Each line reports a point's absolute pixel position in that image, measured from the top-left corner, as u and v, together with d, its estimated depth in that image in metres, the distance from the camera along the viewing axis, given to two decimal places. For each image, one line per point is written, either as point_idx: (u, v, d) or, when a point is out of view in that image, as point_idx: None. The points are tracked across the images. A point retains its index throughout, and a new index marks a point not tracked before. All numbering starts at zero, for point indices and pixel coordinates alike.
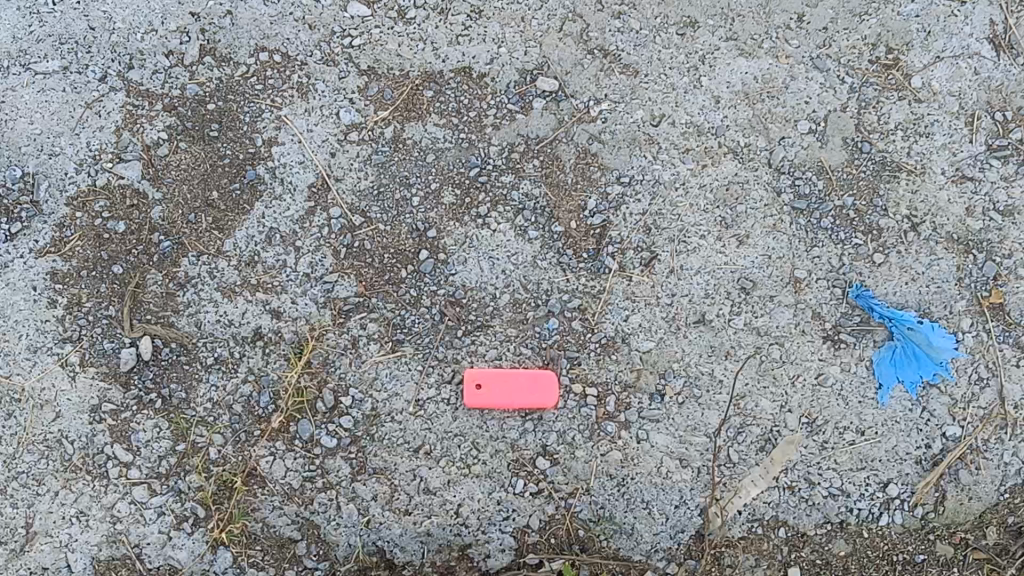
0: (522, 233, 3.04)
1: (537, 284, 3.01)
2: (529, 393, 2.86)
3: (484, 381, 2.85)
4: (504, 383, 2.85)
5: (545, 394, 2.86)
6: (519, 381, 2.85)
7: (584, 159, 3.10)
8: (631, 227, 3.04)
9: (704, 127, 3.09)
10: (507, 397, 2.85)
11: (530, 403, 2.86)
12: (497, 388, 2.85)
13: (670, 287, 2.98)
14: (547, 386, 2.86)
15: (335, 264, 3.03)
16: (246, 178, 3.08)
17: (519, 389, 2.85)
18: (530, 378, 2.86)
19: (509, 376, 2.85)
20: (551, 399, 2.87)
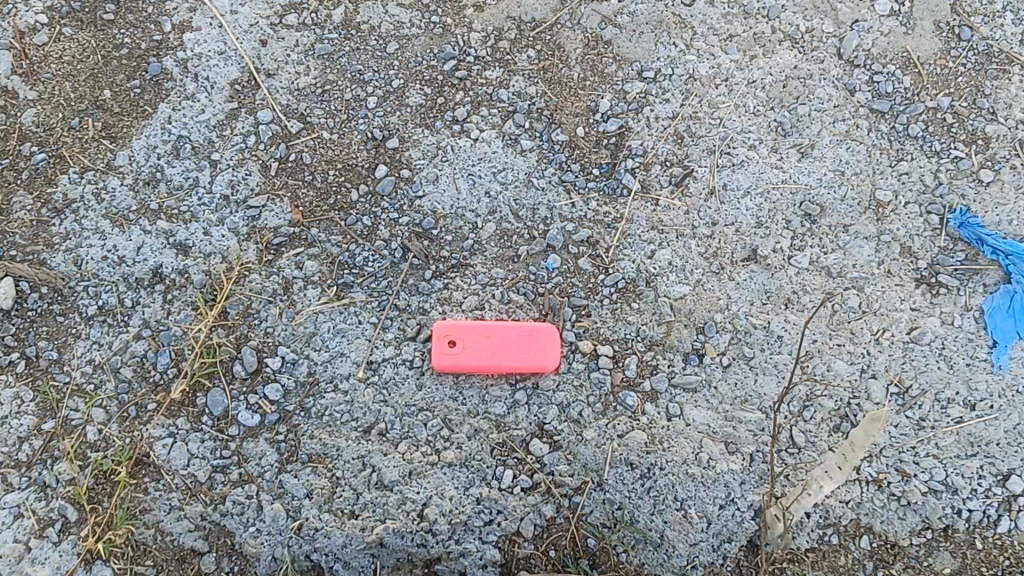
0: (513, 144, 2.30)
1: (532, 211, 2.25)
2: (522, 350, 2.08)
3: (460, 335, 2.09)
4: (487, 337, 2.09)
5: (544, 353, 2.09)
6: (508, 334, 2.09)
7: (595, 49, 2.38)
8: (656, 135, 2.30)
9: (753, 9, 2.38)
10: (491, 355, 2.08)
11: (523, 364, 2.08)
12: (477, 344, 2.08)
13: (710, 213, 2.22)
14: (546, 341, 2.09)
15: (265, 184, 2.29)
16: (146, 75, 2.37)
17: (508, 345, 2.08)
18: (523, 330, 2.10)
19: (494, 329, 2.10)
20: (552, 359, 2.09)
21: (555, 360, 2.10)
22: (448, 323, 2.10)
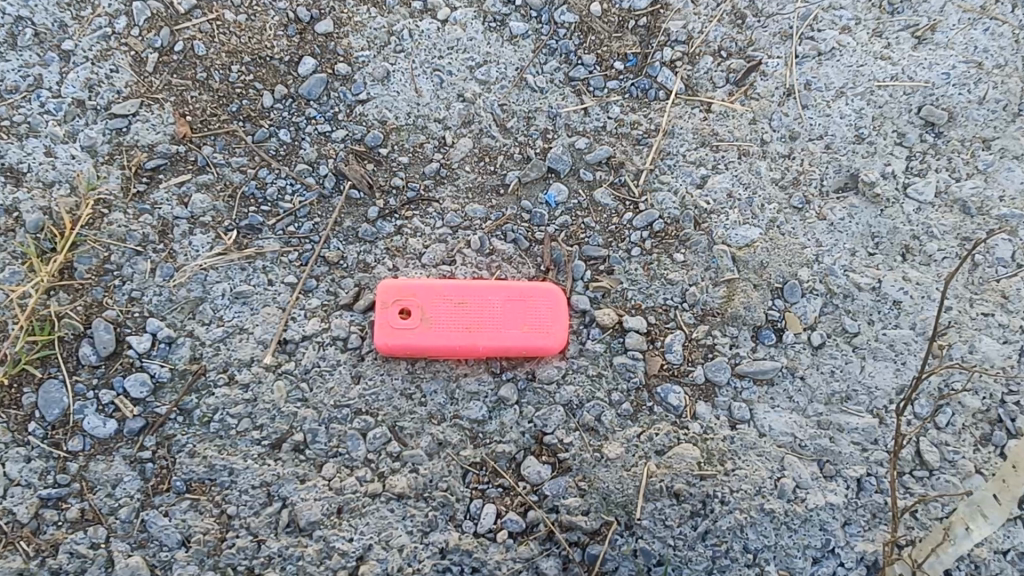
0: (499, 28, 1.58)
1: (526, 120, 1.54)
2: (511, 324, 1.37)
3: (416, 301, 1.37)
4: (457, 304, 1.37)
5: (543, 328, 1.38)
6: (489, 300, 1.38)
7: None
8: (707, 14, 1.57)
9: None
10: (464, 331, 1.37)
11: (513, 344, 1.37)
12: (443, 314, 1.37)
13: (788, 122, 1.51)
14: (546, 311, 1.38)
15: (139, 84, 1.57)
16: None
17: (489, 316, 1.37)
18: (512, 294, 1.38)
19: (468, 290, 1.38)
20: (555, 337, 1.38)
21: (562, 339, 1.38)
22: (397, 283, 1.38)
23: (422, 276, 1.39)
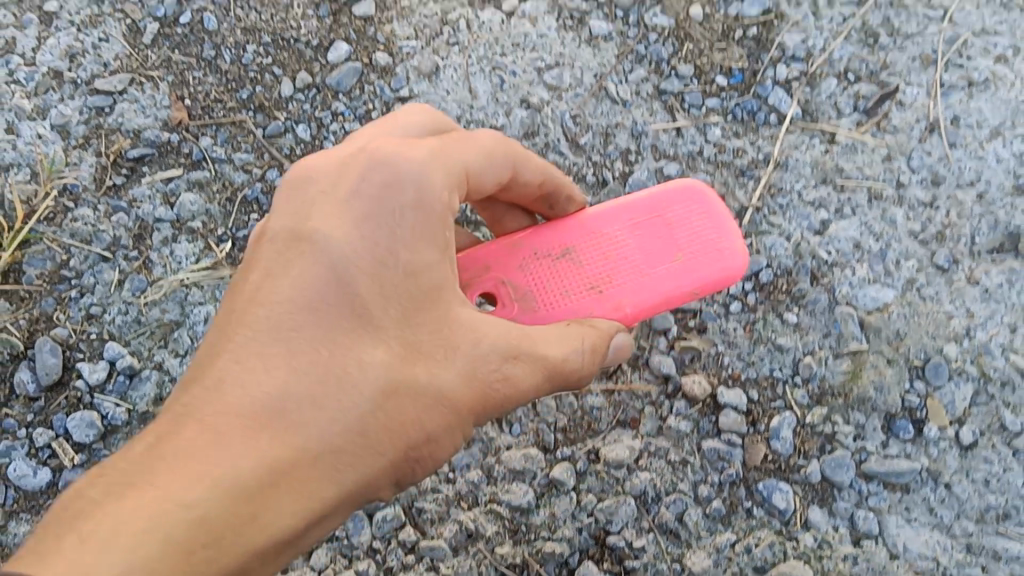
0: (575, 27, 1.29)
1: (603, 137, 1.24)
2: (656, 250, 0.93)
3: (479, 274, 0.93)
4: (554, 258, 0.93)
5: (709, 241, 0.93)
6: (602, 229, 0.94)
7: None
8: (831, 29, 1.29)
9: None
10: (588, 291, 0.91)
11: (669, 285, 0.91)
12: (544, 271, 0.93)
13: (930, 162, 1.21)
14: (699, 215, 0.94)
15: (132, 57, 1.27)
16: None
17: (610, 254, 0.93)
18: (632, 208, 0.94)
19: (564, 233, 0.94)
20: (731, 251, 0.92)
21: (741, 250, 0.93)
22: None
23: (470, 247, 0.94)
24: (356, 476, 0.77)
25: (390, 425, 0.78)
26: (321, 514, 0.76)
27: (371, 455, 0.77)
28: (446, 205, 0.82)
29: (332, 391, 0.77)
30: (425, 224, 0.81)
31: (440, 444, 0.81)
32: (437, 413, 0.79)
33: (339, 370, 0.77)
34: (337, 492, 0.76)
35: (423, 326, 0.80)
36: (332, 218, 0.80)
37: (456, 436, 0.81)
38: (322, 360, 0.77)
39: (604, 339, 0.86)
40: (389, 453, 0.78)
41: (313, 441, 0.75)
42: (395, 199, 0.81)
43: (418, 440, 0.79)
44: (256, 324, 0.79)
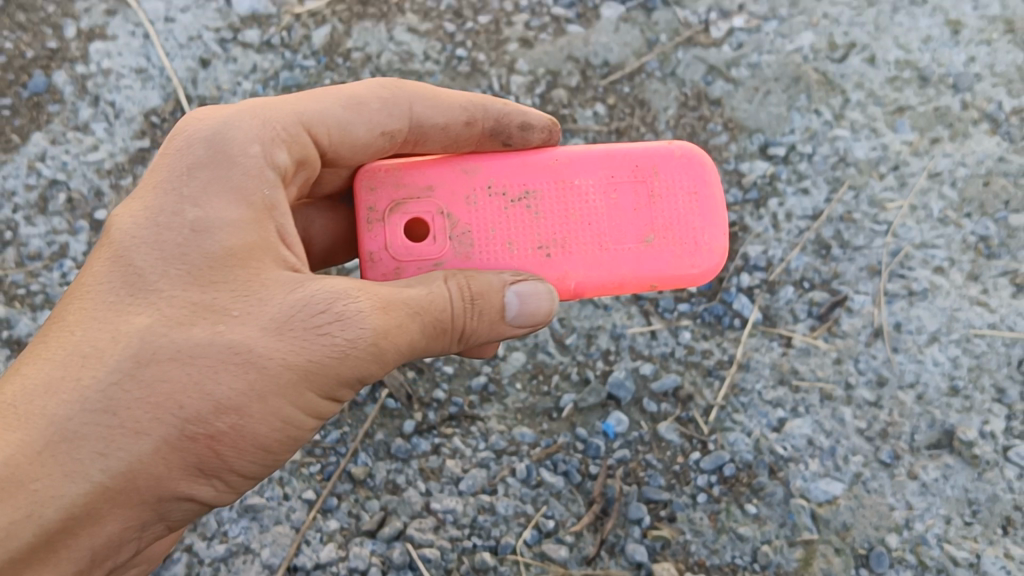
0: None
1: (587, 338, 1.38)
2: (631, 230, 1.00)
3: (429, 194, 1.00)
4: (515, 196, 1.00)
5: (691, 233, 1.00)
6: (577, 181, 1.00)
7: (695, 111, 1.56)
8: (788, 241, 1.46)
9: (933, 75, 1.58)
10: (535, 251, 0.99)
11: (619, 266, 0.99)
12: (494, 219, 1.00)
13: (876, 365, 1.38)
14: (685, 197, 1.00)
15: None
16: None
17: (577, 214, 1.00)
18: (615, 168, 1.00)
19: (526, 175, 1.01)
20: (708, 251, 1.00)
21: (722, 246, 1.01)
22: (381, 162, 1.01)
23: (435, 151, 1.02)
24: (82, 474, 0.84)
25: (159, 395, 0.85)
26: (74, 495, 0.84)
27: (112, 442, 0.84)
28: (256, 162, 0.93)
29: (77, 366, 0.86)
30: (209, 199, 0.90)
31: (242, 413, 0.87)
32: (217, 377, 0.86)
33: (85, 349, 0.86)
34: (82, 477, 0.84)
35: (205, 286, 0.88)
36: (108, 217, 0.92)
37: (252, 406, 0.87)
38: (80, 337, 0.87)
39: (477, 289, 0.94)
40: (169, 426, 0.85)
41: (37, 427, 0.84)
42: (188, 159, 0.91)
43: (201, 412, 0.86)
44: (57, 317, 0.90)
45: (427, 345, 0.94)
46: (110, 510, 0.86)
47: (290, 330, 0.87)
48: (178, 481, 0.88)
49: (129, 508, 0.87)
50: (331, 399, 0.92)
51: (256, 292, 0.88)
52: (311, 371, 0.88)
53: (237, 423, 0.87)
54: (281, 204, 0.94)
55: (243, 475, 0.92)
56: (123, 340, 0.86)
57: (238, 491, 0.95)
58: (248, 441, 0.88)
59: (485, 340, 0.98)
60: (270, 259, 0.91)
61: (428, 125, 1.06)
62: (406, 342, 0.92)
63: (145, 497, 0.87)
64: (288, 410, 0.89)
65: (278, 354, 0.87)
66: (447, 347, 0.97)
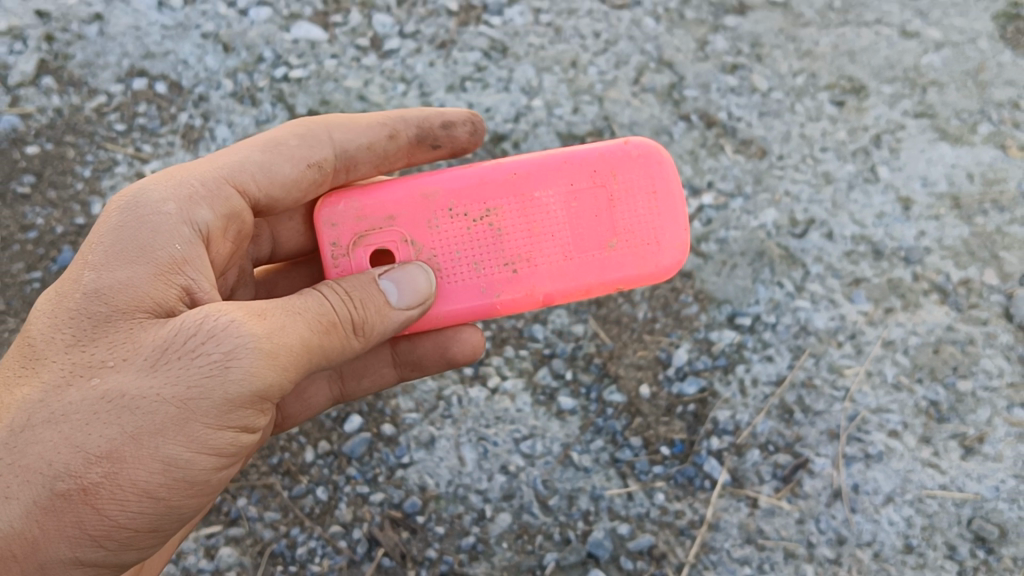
0: (546, 401, 1.60)
1: (568, 499, 1.56)
2: (594, 235, 1.27)
3: (390, 224, 1.28)
4: (472, 216, 1.28)
5: (651, 231, 1.27)
6: (535, 194, 1.27)
7: (669, 282, 1.67)
8: (754, 406, 1.60)
9: (887, 249, 1.70)
10: (502, 268, 1.28)
11: (580, 272, 1.27)
12: (452, 233, 1.28)
13: (835, 524, 1.55)
14: (644, 198, 1.27)
15: None
16: (30, 239, 1.84)
17: (533, 224, 1.27)
18: (574, 175, 1.27)
19: (484, 194, 1.28)
20: (669, 248, 1.27)
21: (682, 240, 1.28)
22: (343, 201, 1.29)
23: (393, 181, 1.29)
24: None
25: (30, 460, 1.09)
26: None
27: (14, 487, 1.09)
28: (170, 218, 1.18)
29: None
30: (107, 266, 1.15)
31: (118, 460, 1.09)
32: (86, 433, 1.09)
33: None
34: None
35: (90, 347, 1.13)
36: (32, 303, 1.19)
37: (122, 451, 1.09)
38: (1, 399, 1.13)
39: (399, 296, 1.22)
40: (44, 484, 1.09)
41: None
42: (110, 232, 1.16)
43: (75, 465, 1.09)
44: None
45: (321, 341, 1.14)
46: (8, 564, 1.09)
47: (152, 375, 1.10)
48: (64, 542, 1.10)
49: (27, 564, 1.10)
50: (218, 431, 1.12)
51: (132, 344, 1.12)
52: (176, 405, 1.09)
53: (110, 471, 1.09)
54: (190, 255, 1.18)
55: (133, 527, 1.12)
56: (19, 412, 1.11)
57: (149, 537, 1.15)
58: (126, 485, 1.10)
59: (379, 331, 1.20)
60: (154, 312, 1.15)
61: (354, 148, 1.36)
62: (280, 360, 1.11)
63: (34, 557, 1.09)
64: (161, 451, 1.10)
65: (144, 395, 1.09)
66: (345, 342, 1.17)
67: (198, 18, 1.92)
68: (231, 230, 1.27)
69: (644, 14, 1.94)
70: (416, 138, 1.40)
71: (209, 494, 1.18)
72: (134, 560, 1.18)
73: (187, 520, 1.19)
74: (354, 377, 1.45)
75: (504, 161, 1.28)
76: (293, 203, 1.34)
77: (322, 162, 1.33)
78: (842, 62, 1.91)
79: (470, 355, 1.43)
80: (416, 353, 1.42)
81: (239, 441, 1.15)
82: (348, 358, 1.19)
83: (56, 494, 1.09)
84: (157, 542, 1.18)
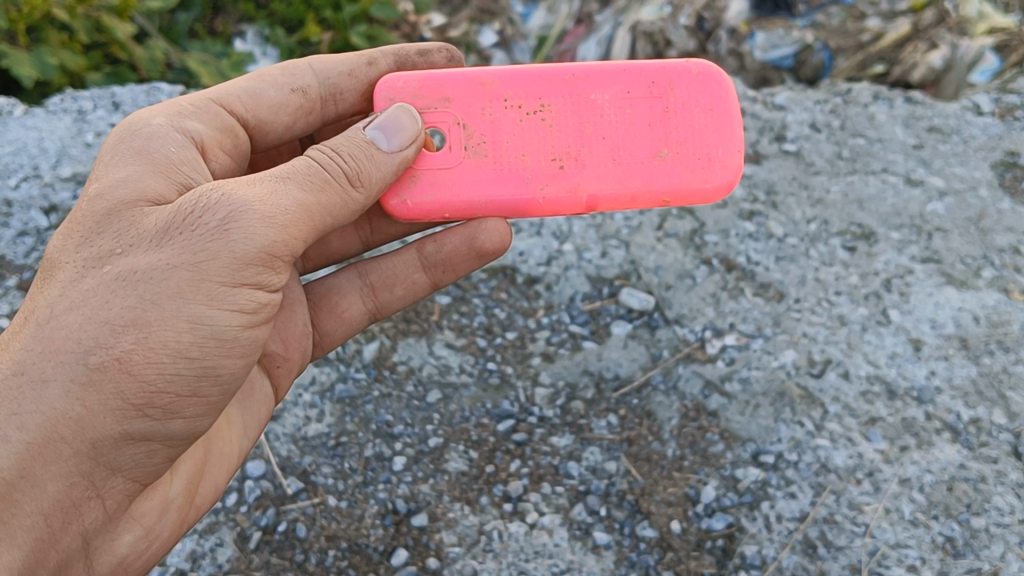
0: (582, 535, 1.70)
1: None
2: (646, 141, 1.44)
3: (445, 106, 1.44)
4: (526, 108, 1.44)
5: (704, 149, 1.45)
6: (591, 95, 1.44)
7: (695, 421, 1.81)
8: (779, 541, 1.67)
9: (900, 388, 1.82)
10: (550, 163, 1.44)
11: (625, 177, 1.44)
12: (503, 124, 1.44)
13: None
14: (700, 113, 1.45)
15: (241, 559, 1.64)
16: None
17: (582, 126, 1.44)
18: (633, 82, 1.45)
19: (541, 90, 1.44)
20: (719, 165, 1.45)
21: (736, 145, 1.46)
22: (404, 80, 1.44)
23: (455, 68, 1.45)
24: (29, 399, 1.17)
25: (60, 343, 1.19)
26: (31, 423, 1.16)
27: (44, 375, 1.18)
28: (161, 126, 1.38)
29: (23, 331, 1.23)
30: (111, 177, 1.32)
31: (141, 330, 1.19)
32: (108, 306, 1.20)
33: (27, 325, 1.23)
34: (33, 404, 1.17)
35: (101, 241, 1.26)
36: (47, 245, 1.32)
37: (147, 316, 1.19)
38: (28, 313, 1.25)
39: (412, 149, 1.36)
40: (76, 361, 1.18)
41: None
42: (118, 150, 1.36)
43: (104, 337, 1.19)
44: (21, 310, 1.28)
45: (317, 197, 1.27)
46: (58, 448, 1.17)
47: (161, 248, 1.22)
48: (109, 416, 1.18)
49: (77, 445, 1.17)
50: (238, 280, 1.22)
51: (138, 229, 1.25)
52: (187, 268, 1.20)
53: (139, 337, 1.19)
54: (184, 155, 1.36)
55: (172, 392, 1.20)
56: (47, 314, 1.22)
57: (191, 405, 1.23)
58: (158, 347, 1.19)
59: (374, 182, 1.33)
60: (157, 199, 1.30)
61: (336, 75, 1.56)
62: (283, 209, 1.23)
63: (81, 437, 1.17)
64: (185, 310, 1.20)
65: (157, 266, 1.21)
66: (345, 195, 1.30)
67: None
68: (227, 143, 1.48)
69: None
70: (395, 64, 1.59)
71: (242, 360, 1.27)
72: (180, 441, 1.25)
73: (225, 392, 1.27)
74: (385, 287, 1.62)
75: (563, 63, 1.44)
76: (285, 126, 1.56)
77: (305, 87, 1.55)
78: (850, 210, 2.08)
79: (498, 245, 1.51)
80: (443, 249, 1.56)
81: (259, 300, 1.26)
82: (352, 210, 1.32)
83: (87, 366, 1.18)
84: (199, 414, 1.25)
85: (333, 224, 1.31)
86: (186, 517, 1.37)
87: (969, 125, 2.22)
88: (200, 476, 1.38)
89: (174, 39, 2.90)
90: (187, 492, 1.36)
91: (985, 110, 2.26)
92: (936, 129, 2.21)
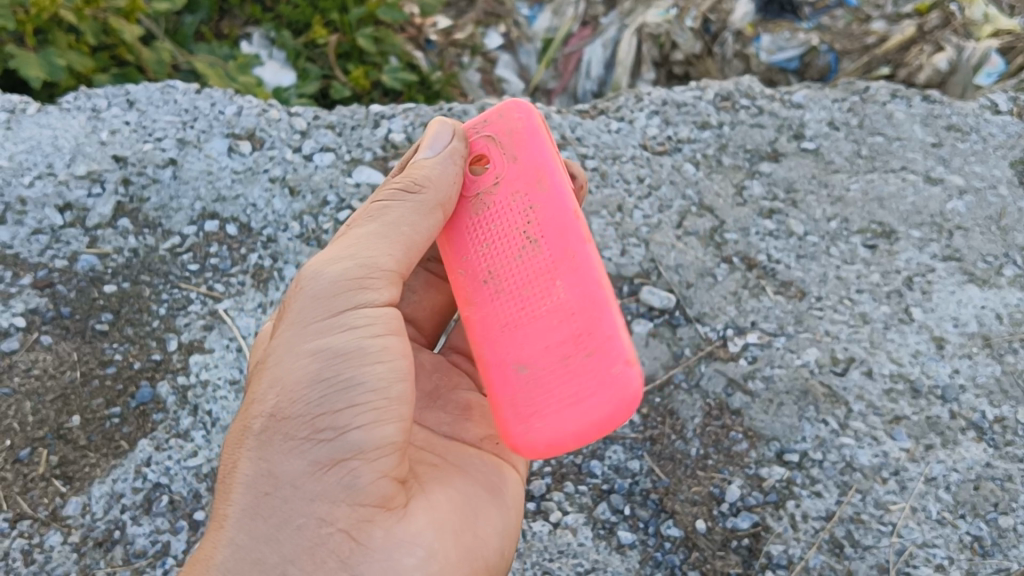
0: (607, 535, 1.72)
1: None
2: (541, 358, 1.28)
3: (510, 159, 1.35)
4: (529, 217, 1.32)
5: (540, 418, 1.27)
6: (562, 276, 1.29)
7: (718, 420, 1.80)
8: (805, 540, 1.67)
9: (924, 387, 1.80)
10: (485, 274, 1.35)
11: (502, 351, 1.31)
12: (506, 217, 1.34)
13: None
14: (576, 402, 1.25)
15: None
16: (108, 373, 1.88)
17: (529, 276, 1.31)
18: (572, 353, 1.26)
19: (552, 217, 1.31)
20: (523, 437, 1.27)
21: (549, 443, 1.26)
22: (522, 114, 1.35)
23: (549, 146, 1.34)
24: (228, 485, 1.28)
25: (239, 432, 1.31)
26: (240, 496, 1.25)
27: (229, 463, 1.30)
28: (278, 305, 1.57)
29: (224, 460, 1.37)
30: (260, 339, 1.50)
31: (280, 379, 1.27)
32: (257, 386, 1.31)
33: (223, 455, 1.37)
34: (230, 485, 1.27)
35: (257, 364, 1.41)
36: None
37: (279, 369, 1.28)
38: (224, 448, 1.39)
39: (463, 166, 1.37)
40: (249, 433, 1.28)
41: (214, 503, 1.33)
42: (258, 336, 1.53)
43: (260, 405, 1.28)
44: None
45: (379, 219, 1.34)
46: (270, 501, 1.24)
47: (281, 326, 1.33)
48: (290, 456, 1.24)
49: (281, 492, 1.23)
50: (341, 310, 1.27)
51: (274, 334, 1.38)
52: (294, 323, 1.30)
53: (280, 387, 1.27)
54: None
55: (329, 409, 1.23)
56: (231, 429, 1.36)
57: (358, 413, 1.22)
58: (295, 384, 1.25)
59: (436, 182, 1.33)
60: None
61: None
62: (348, 247, 1.32)
63: (280, 482, 1.24)
64: (305, 347, 1.27)
65: (279, 336, 1.31)
66: (404, 208, 1.32)
67: (269, 165, 2.13)
68: None
69: (683, 159, 2.16)
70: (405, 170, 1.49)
71: (385, 362, 1.24)
72: (378, 452, 1.22)
73: (395, 398, 1.24)
74: None
75: (587, 234, 1.29)
76: None
77: None
78: (869, 208, 2.06)
79: None
80: None
81: (372, 313, 1.27)
82: (426, 215, 1.33)
83: (256, 428, 1.27)
84: (378, 421, 1.22)
85: (416, 235, 1.33)
86: (469, 545, 1.31)
87: (987, 123, 2.21)
88: (460, 511, 1.33)
89: (181, 42, 2.90)
90: (447, 514, 1.31)
91: (1002, 109, 2.24)
92: (955, 128, 2.19)
